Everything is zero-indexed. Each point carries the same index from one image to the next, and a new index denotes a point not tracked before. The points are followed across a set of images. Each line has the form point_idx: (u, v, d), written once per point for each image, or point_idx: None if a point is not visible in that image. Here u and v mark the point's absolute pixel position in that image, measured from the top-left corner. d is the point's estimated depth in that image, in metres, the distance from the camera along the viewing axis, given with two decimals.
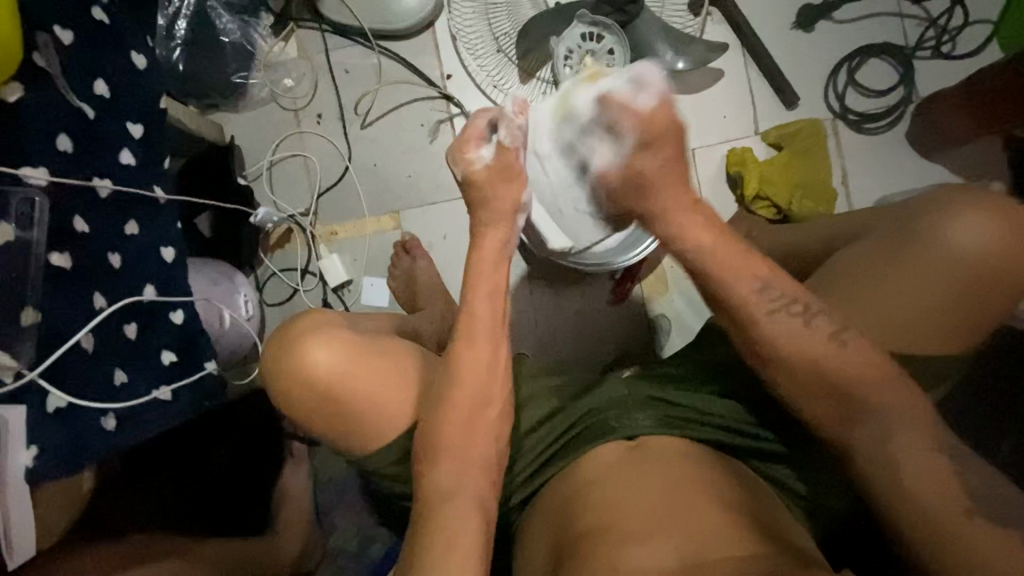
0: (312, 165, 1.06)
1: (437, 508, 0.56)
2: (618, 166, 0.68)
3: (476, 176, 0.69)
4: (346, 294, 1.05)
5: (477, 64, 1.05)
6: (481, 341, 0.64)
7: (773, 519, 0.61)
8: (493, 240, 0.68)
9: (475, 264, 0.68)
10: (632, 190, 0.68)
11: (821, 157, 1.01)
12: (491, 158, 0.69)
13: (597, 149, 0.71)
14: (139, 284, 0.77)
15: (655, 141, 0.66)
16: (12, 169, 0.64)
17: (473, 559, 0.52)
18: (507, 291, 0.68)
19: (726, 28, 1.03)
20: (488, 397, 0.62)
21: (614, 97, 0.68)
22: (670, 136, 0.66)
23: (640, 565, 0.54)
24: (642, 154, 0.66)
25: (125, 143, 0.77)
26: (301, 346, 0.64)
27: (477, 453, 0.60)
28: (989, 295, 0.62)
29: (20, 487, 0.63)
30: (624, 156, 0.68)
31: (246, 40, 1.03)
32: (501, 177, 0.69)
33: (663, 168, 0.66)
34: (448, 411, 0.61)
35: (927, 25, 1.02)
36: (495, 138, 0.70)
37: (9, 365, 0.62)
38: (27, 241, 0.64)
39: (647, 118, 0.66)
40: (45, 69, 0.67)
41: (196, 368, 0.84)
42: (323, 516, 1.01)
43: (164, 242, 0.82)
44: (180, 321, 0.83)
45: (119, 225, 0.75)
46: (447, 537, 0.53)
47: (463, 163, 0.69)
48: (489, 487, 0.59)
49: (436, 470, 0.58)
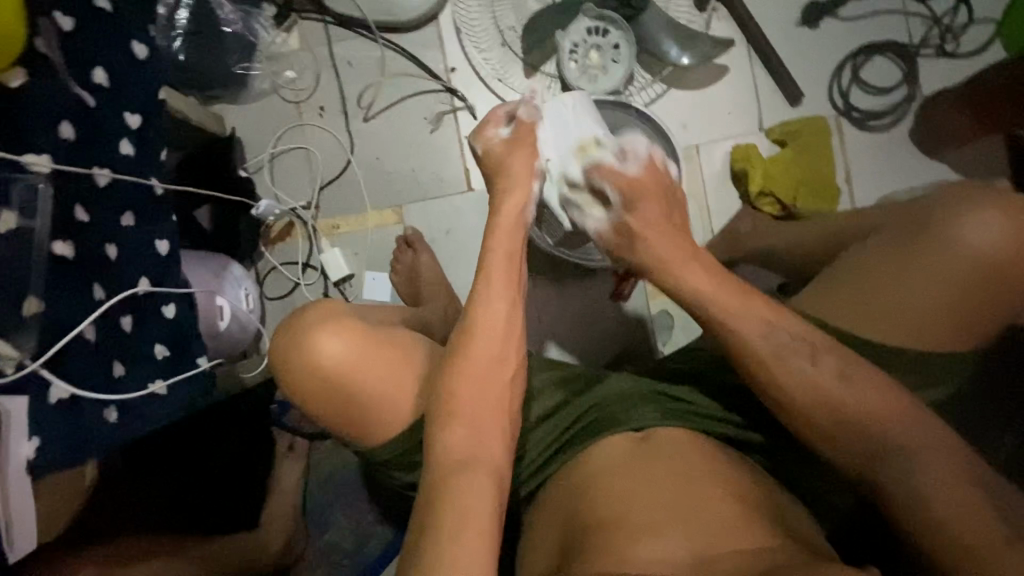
0: (314, 158, 1.06)
1: (449, 477, 0.55)
2: (611, 225, 0.74)
3: (493, 149, 0.75)
4: (347, 288, 1.04)
5: (481, 57, 1.04)
6: (497, 303, 0.64)
7: (786, 513, 0.61)
8: (511, 208, 0.70)
9: (492, 231, 0.69)
10: (624, 246, 0.73)
11: (825, 153, 1.01)
12: (507, 135, 0.76)
13: (589, 216, 0.76)
14: (135, 277, 0.75)
15: (636, 201, 0.73)
16: (14, 157, 0.62)
17: (485, 531, 0.51)
18: (522, 259, 0.69)
19: (730, 24, 1.03)
20: (501, 361, 0.62)
21: (601, 164, 0.76)
22: (651, 198, 0.73)
23: (654, 558, 0.54)
24: (628, 216, 0.72)
25: (123, 133, 0.74)
26: (310, 334, 0.64)
27: (490, 419, 0.59)
28: (1002, 288, 0.62)
29: (21, 479, 0.62)
30: (614, 217, 0.74)
31: (248, 31, 1.02)
32: (515, 147, 0.74)
33: (648, 225, 0.71)
34: (463, 376, 0.60)
35: (931, 24, 1.02)
36: (514, 117, 0.77)
37: (10, 356, 0.61)
38: (30, 229, 0.63)
39: (627, 183, 0.73)
40: (46, 55, 0.66)
41: (189, 364, 0.82)
42: (321, 512, 1.00)
43: (159, 235, 0.80)
44: (172, 315, 0.81)
45: (115, 217, 0.73)
46: (459, 505, 0.52)
47: (483, 140, 0.76)
48: (503, 456, 0.58)
49: (449, 436, 0.57)
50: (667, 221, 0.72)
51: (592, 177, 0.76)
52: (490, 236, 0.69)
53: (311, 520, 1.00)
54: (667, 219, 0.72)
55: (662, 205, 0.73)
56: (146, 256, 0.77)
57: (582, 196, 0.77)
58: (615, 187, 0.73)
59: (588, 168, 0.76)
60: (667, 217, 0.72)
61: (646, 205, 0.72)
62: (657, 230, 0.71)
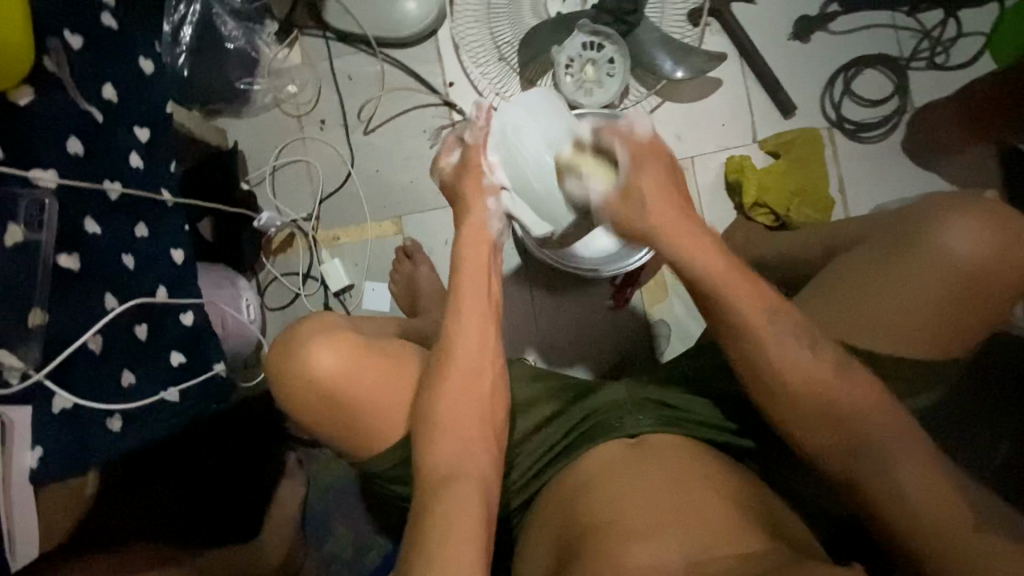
0: (314, 170, 1.07)
1: (439, 491, 0.56)
2: (617, 188, 0.66)
3: (445, 177, 0.76)
4: (348, 298, 1.06)
5: (479, 72, 1.05)
6: (467, 317, 0.66)
7: (775, 517, 0.62)
8: (477, 221, 0.71)
9: (459, 249, 0.70)
10: (630, 212, 0.65)
11: (817, 164, 1.02)
12: (456, 161, 0.76)
13: (593, 185, 0.69)
14: (152, 285, 0.78)
15: (644, 161, 0.66)
16: (21, 171, 0.64)
17: (472, 533, 0.53)
18: (494, 273, 0.70)
19: (724, 38, 1.05)
20: (479, 374, 0.63)
21: (611, 123, 0.70)
22: (657, 162, 0.67)
23: (644, 562, 0.55)
24: (636, 176, 0.65)
25: (133, 147, 0.77)
26: (302, 350, 0.65)
27: (475, 433, 0.61)
28: (986, 296, 0.63)
29: (24, 488, 0.63)
30: (620, 182, 0.67)
31: (251, 47, 1.04)
32: (463, 172, 0.74)
33: (658, 186, 0.65)
34: (445, 391, 0.62)
35: (921, 37, 1.04)
36: (463, 143, 0.76)
37: (16, 365, 0.63)
38: (36, 242, 0.65)
39: (638, 145, 0.67)
40: (54, 73, 0.68)
41: (202, 371, 0.84)
42: (322, 520, 1.01)
43: (176, 245, 0.82)
44: (190, 323, 0.83)
45: (128, 227, 0.76)
46: (448, 517, 0.53)
47: (439, 170, 0.77)
48: (490, 470, 0.59)
49: (437, 448, 0.59)
50: (671, 184, 0.66)
51: (601, 138, 0.70)
52: (459, 257, 0.69)
53: (311, 528, 1.01)
54: (672, 184, 0.66)
55: (666, 169, 0.67)
56: (161, 264, 0.80)
57: (588, 163, 0.71)
58: (624, 147, 0.67)
59: (595, 129, 0.72)
60: (675, 188, 0.66)
61: (653, 166, 0.66)
62: (662, 196, 0.64)
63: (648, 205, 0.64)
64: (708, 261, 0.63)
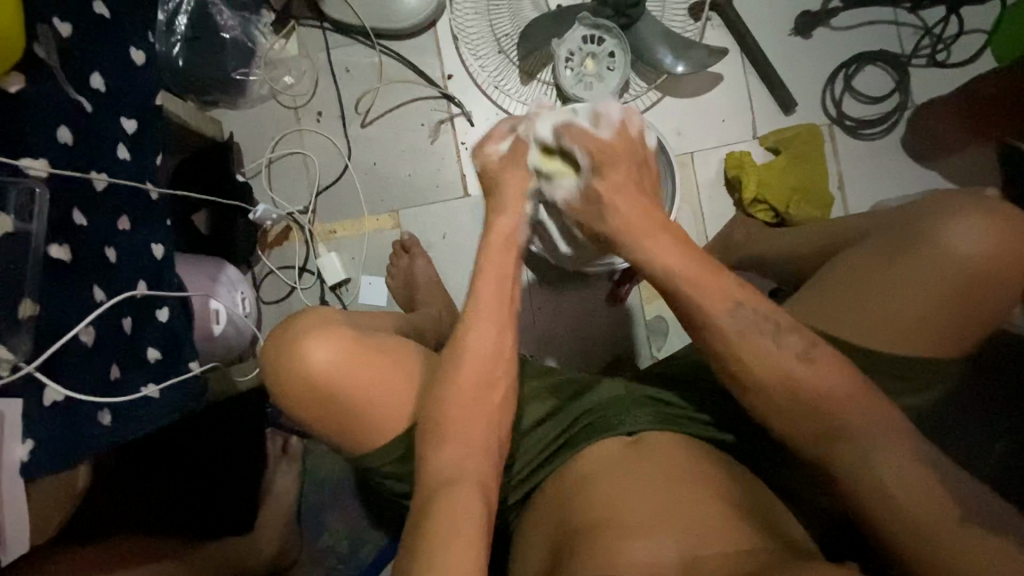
0: (312, 163, 1.06)
1: (439, 494, 0.55)
2: (579, 190, 0.72)
3: (489, 167, 0.74)
4: (344, 292, 1.05)
5: (478, 64, 1.04)
6: (485, 324, 0.64)
7: (772, 515, 0.61)
8: (504, 227, 0.70)
9: (485, 251, 0.69)
10: (590, 211, 0.71)
11: (818, 160, 1.01)
12: (506, 151, 0.75)
13: (560, 187, 0.74)
14: (132, 280, 0.76)
15: (606, 164, 0.70)
16: (12, 161, 0.63)
17: (473, 543, 0.52)
18: (516, 279, 0.68)
19: (725, 32, 1.04)
20: (490, 382, 0.62)
21: (571, 125, 0.73)
22: (623, 159, 0.71)
23: (644, 562, 0.55)
24: (596, 179, 0.70)
25: (121, 139, 0.76)
26: (299, 344, 0.64)
27: (480, 441, 0.60)
28: (984, 298, 0.62)
29: (14, 481, 0.62)
30: (583, 183, 0.72)
31: (247, 37, 1.03)
32: (510, 165, 0.73)
33: (616, 188, 0.69)
34: (452, 400, 0.61)
35: (922, 33, 1.03)
36: (514, 134, 0.75)
37: (5, 358, 0.62)
38: (27, 233, 0.64)
39: (598, 146, 0.71)
40: (44, 60, 0.67)
41: (180, 370, 0.81)
42: (316, 515, 1.01)
43: (156, 239, 0.81)
44: (166, 319, 0.81)
45: (110, 221, 0.74)
46: (452, 524, 0.53)
47: (482, 157, 0.75)
48: (491, 475, 0.59)
49: (439, 454, 0.58)
50: (630, 180, 0.70)
51: (562, 139, 0.73)
52: (479, 261, 0.68)
53: (305, 523, 1.00)
54: (634, 184, 0.70)
55: (631, 165, 0.71)
56: (145, 258, 0.78)
57: (549, 162, 0.74)
58: (585, 150, 0.71)
59: (557, 128, 0.74)
60: (637, 180, 0.71)
61: (614, 167, 0.70)
62: (621, 191, 0.69)
63: (609, 213, 0.69)
64: (687, 270, 0.62)
